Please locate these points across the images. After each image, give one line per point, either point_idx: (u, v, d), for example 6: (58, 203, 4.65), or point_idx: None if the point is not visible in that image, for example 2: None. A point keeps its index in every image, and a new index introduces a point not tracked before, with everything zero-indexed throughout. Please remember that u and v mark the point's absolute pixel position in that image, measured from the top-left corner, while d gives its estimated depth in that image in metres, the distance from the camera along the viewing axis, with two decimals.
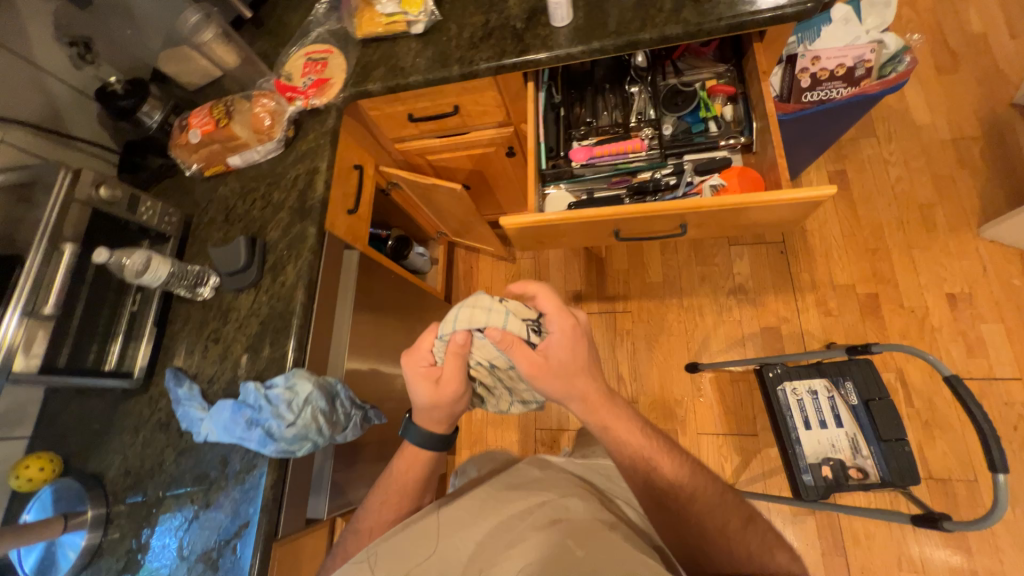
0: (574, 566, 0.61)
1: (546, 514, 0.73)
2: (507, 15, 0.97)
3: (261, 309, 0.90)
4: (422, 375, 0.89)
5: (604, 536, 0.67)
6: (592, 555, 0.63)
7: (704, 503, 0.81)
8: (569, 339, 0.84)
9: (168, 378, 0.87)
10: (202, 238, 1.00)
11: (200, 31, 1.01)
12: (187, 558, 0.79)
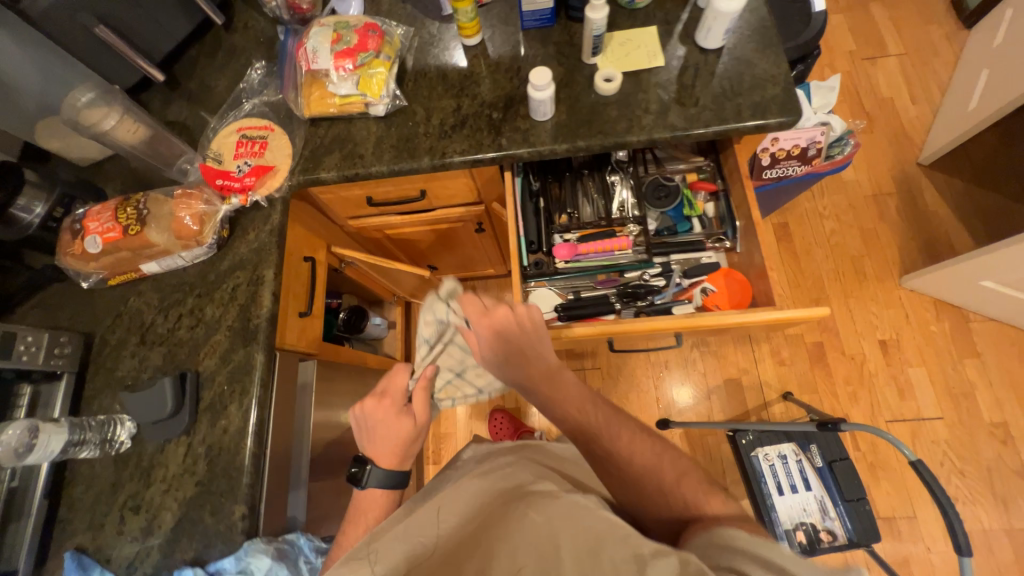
0: (534, 537, 0.64)
1: (531, 502, 0.71)
2: (482, 101, 0.89)
3: (197, 464, 0.73)
4: (392, 412, 0.83)
5: (586, 520, 0.64)
6: (550, 522, 0.65)
7: (649, 454, 0.76)
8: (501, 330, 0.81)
9: (71, 570, 0.68)
10: (109, 368, 0.79)
11: (99, 116, 0.81)
12: None
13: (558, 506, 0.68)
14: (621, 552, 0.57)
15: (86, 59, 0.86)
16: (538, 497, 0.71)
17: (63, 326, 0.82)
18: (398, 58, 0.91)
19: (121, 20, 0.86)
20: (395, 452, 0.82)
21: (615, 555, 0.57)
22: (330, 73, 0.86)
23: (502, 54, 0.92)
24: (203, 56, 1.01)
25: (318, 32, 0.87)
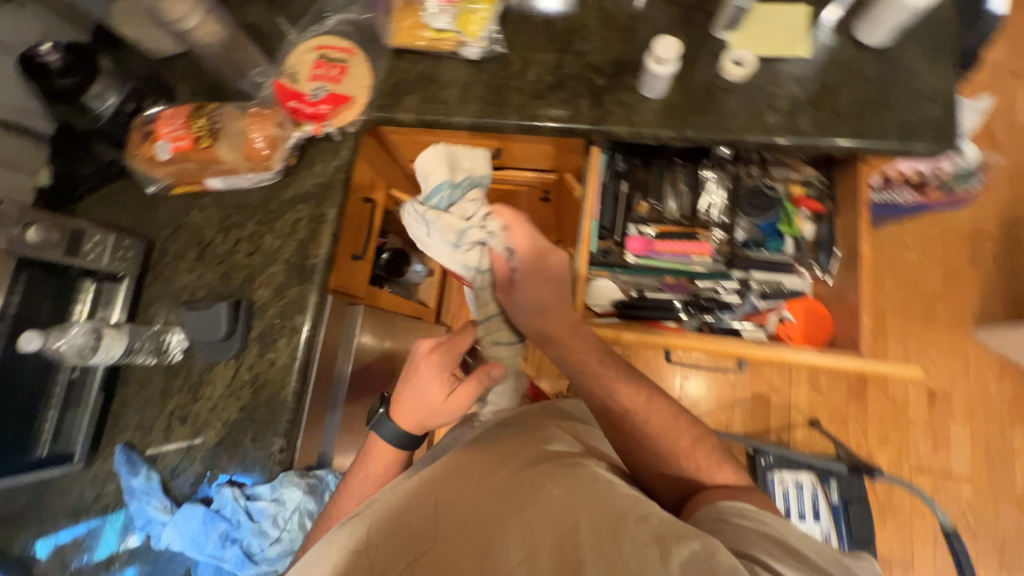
0: (549, 507, 0.58)
1: (543, 466, 0.66)
2: (587, 62, 0.78)
3: (243, 390, 0.74)
4: (436, 372, 0.71)
5: (606, 499, 0.60)
6: (567, 495, 0.60)
7: (660, 421, 0.73)
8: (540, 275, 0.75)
9: (121, 464, 0.72)
10: (166, 278, 0.79)
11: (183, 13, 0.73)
12: None
13: (573, 478, 0.63)
14: (649, 546, 0.53)
15: None
16: (550, 465, 0.66)
17: (125, 225, 0.81)
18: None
19: None
20: (422, 424, 0.72)
21: (636, 539, 0.54)
22: (427, 3, 0.79)
23: (619, 10, 0.80)
24: None
25: None
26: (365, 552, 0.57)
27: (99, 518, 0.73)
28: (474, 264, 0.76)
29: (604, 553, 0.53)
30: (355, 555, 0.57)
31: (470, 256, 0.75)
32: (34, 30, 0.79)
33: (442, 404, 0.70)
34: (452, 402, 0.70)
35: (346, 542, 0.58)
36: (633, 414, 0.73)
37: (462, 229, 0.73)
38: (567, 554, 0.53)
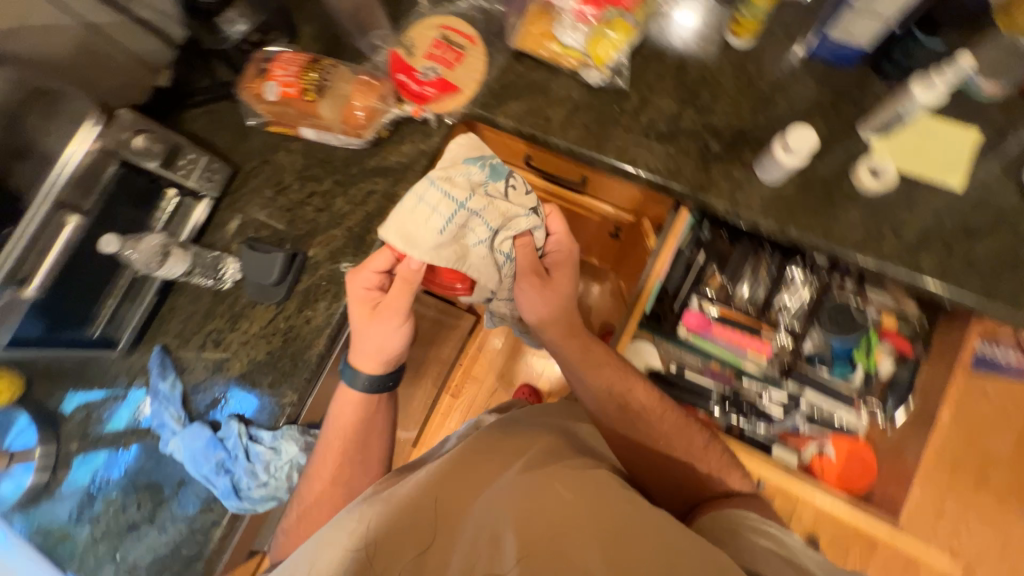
0: (556, 509, 0.57)
1: (544, 460, 0.66)
2: (709, 122, 0.72)
3: (275, 336, 0.78)
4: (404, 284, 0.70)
5: (616, 509, 0.58)
6: (578, 500, 0.59)
7: (668, 430, 0.73)
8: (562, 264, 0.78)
9: (154, 365, 0.77)
10: (240, 208, 0.83)
11: None
12: (117, 560, 0.77)
13: (580, 479, 0.62)
14: (665, 559, 0.52)
15: None
16: (562, 464, 0.65)
17: (219, 145, 0.85)
18: (644, 27, 0.75)
19: None
20: (382, 357, 0.74)
21: (648, 554, 0.53)
22: (565, 16, 0.74)
23: (763, 76, 0.73)
24: None
25: None
26: (367, 547, 0.58)
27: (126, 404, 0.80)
28: (506, 250, 0.73)
29: (614, 558, 0.52)
30: (358, 553, 0.58)
31: (503, 243, 0.72)
32: None
33: (373, 316, 0.71)
34: (381, 317, 0.70)
35: (353, 529, 0.60)
36: (645, 416, 0.74)
37: (503, 213, 0.72)
38: (573, 552, 0.53)
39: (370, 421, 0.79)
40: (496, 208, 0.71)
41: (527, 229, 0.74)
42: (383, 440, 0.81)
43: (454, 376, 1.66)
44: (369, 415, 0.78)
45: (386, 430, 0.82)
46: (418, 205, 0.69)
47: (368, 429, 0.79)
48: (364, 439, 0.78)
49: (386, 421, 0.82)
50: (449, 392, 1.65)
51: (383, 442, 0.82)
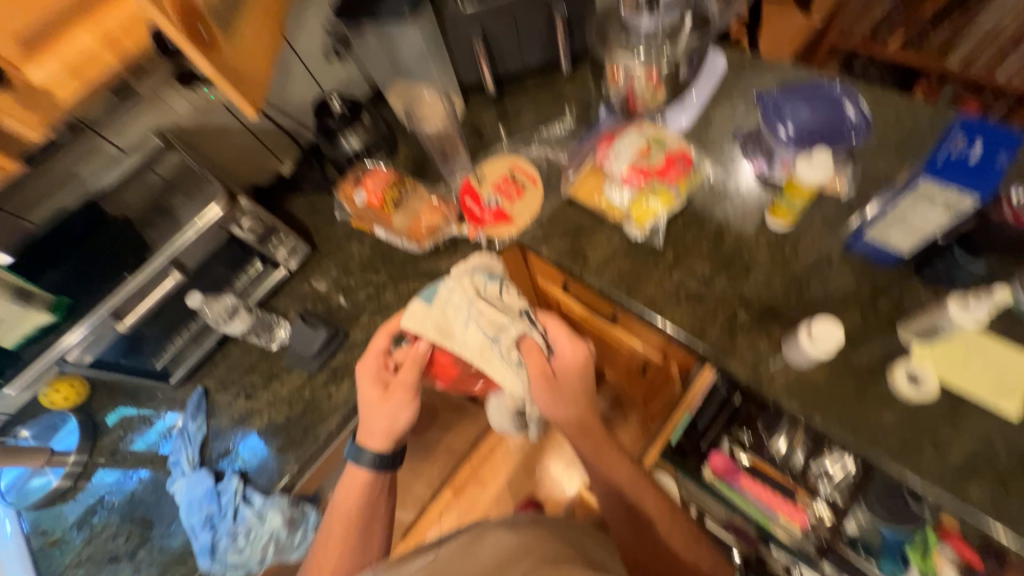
0: None
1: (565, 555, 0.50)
2: (740, 292, 0.75)
3: (298, 401, 0.84)
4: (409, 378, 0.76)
5: None
6: None
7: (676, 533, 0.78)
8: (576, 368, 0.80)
9: (191, 404, 0.86)
10: (307, 281, 0.95)
11: (425, 121, 0.96)
12: None
13: None
14: None
15: (451, 49, 0.98)
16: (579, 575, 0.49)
17: (308, 226, 1.01)
18: (687, 196, 0.82)
19: (495, 38, 0.97)
20: (392, 436, 0.76)
21: None
22: (614, 178, 0.82)
23: (800, 257, 0.75)
24: (533, 85, 1.07)
25: (630, 137, 0.82)
26: None
27: (160, 433, 0.88)
28: (515, 357, 0.77)
29: None
30: None
31: (507, 348, 0.77)
32: (341, 78, 1.08)
33: (384, 397, 0.76)
34: (392, 399, 0.76)
35: None
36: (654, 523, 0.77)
37: (507, 318, 0.77)
38: None
39: (373, 506, 0.77)
40: (500, 315, 0.77)
41: (524, 335, 0.78)
42: (383, 532, 0.78)
43: (459, 473, 1.60)
44: (371, 499, 0.77)
45: (387, 519, 0.79)
46: (428, 310, 0.78)
47: (370, 518, 0.77)
48: (365, 526, 0.76)
49: (390, 506, 0.80)
50: (451, 490, 1.58)
51: (383, 535, 0.79)
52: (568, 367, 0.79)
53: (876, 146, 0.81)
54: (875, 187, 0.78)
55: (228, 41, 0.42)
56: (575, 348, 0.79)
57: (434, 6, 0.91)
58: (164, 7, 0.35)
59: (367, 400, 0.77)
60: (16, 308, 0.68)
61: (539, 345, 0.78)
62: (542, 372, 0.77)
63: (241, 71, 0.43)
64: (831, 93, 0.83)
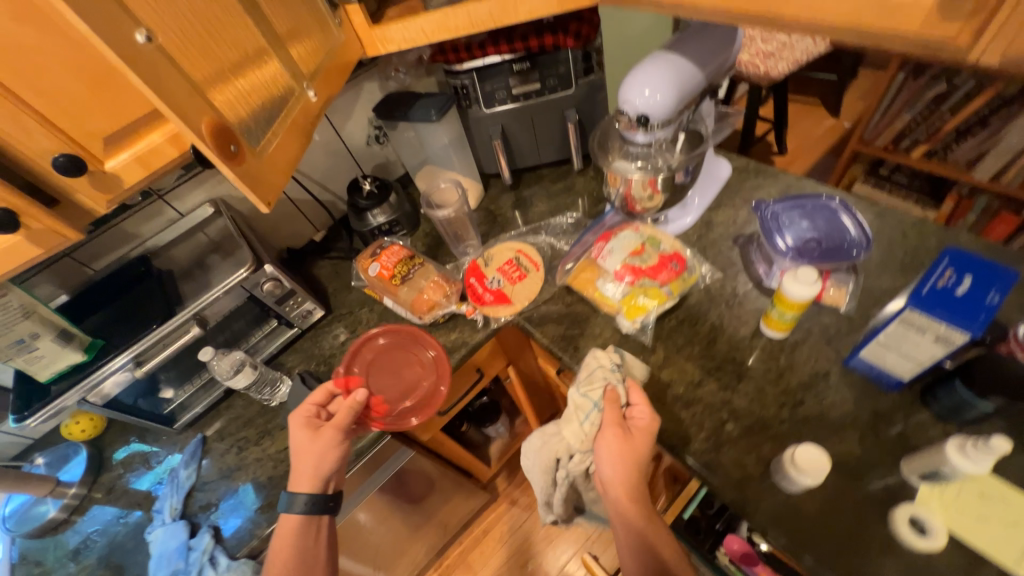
0: None
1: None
2: (729, 401, 0.72)
3: (285, 460, 0.87)
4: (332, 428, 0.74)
5: None
6: None
7: None
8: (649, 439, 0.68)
9: (188, 451, 0.90)
10: (316, 341, 1.02)
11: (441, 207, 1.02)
12: None
13: None
14: None
15: (475, 144, 1.10)
16: None
17: (327, 290, 1.09)
18: (680, 296, 0.83)
19: (513, 138, 1.08)
20: (322, 478, 0.74)
21: None
22: (608, 273, 0.85)
23: (795, 370, 0.73)
24: (547, 178, 1.16)
25: (625, 237, 0.86)
26: None
27: (154, 476, 0.92)
28: (595, 401, 0.70)
29: None
30: None
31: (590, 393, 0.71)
32: (379, 160, 1.23)
33: (314, 437, 0.74)
34: (320, 440, 0.73)
35: None
36: None
37: (599, 363, 0.74)
38: None
39: (311, 554, 0.72)
40: (593, 359, 0.74)
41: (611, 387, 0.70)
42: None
43: (449, 553, 1.52)
44: (307, 544, 0.72)
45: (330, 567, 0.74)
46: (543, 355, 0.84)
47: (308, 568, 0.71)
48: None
49: (330, 552, 0.75)
50: (438, 571, 1.50)
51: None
52: (648, 431, 0.67)
53: (879, 262, 0.80)
54: (877, 304, 0.76)
55: (255, 153, 0.51)
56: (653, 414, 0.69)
57: (460, 110, 1.03)
58: (202, 132, 0.44)
59: (297, 448, 0.74)
60: (57, 346, 0.76)
61: (621, 396, 0.70)
62: (618, 429, 0.67)
63: (262, 176, 0.52)
64: (830, 207, 0.84)
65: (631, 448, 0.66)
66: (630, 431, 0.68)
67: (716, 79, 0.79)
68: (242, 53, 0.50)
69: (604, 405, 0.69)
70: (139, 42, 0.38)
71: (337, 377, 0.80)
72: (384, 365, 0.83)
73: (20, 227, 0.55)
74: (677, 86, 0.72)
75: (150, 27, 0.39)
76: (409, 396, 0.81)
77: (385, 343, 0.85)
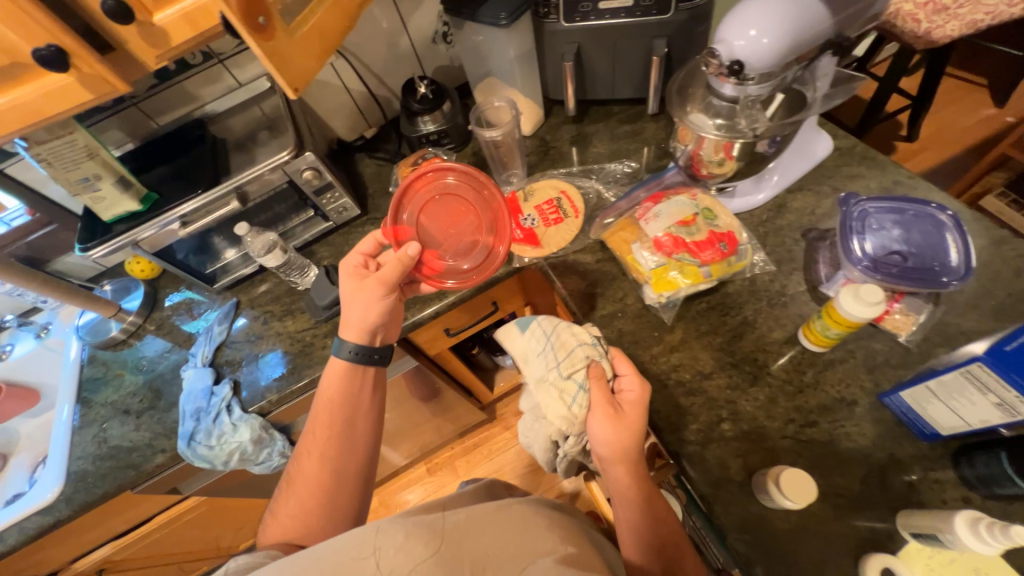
0: None
1: (585, 559, 0.47)
2: (734, 403, 0.68)
3: (302, 340, 0.94)
4: (377, 283, 0.75)
5: None
6: None
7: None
8: (640, 411, 0.66)
9: (223, 311, 1.00)
10: (348, 238, 1.04)
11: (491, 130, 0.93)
12: (95, 427, 0.93)
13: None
14: None
15: (544, 62, 1.00)
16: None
17: (367, 190, 1.10)
18: (719, 281, 0.75)
19: (589, 61, 0.96)
20: (367, 329, 0.77)
21: None
22: (647, 239, 0.77)
23: (821, 388, 0.66)
24: (616, 115, 1.04)
25: (678, 202, 0.77)
26: None
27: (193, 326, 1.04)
28: (579, 382, 0.70)
29: None
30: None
31: (571, 370, 0.71)
32: (442, 62, 1.15)
33: (359, 286, 0.77)
34: (365, 288, 0.76)
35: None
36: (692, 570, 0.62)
37: (579, 340, 0.72)
38: None
39: (356, 399, 0.76)
40: (572, 337, 0.73)
41: (592, 362, 0.70)
42: (371, 426, 0.76)
43: (438, 454, 1.68)
44: (354, 390, 0.76)
45: (375, 414, 0.78)
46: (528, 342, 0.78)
47: (353, 411, 0.75)
48: (349, 419, 0.74)
49: (375, 403, 0.79)
50: (426, 466, 1.67)
51: (371, 436, 0.76)
52: (636, 403, 0.65)
53: (971, 296, 0.68)
54: (946, 345, 0.66)
55: (287, 31, 0.47)
56: (642, 384, 0.68)
57: (536, 19, 0.92)
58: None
59: (346, 293, 0.78)
60: (117, 192, 0.82)
61: (605, 370, 0.69)
62: (603, 402, 0.66)
63: (291, 57, 0.48)
64: (936, 219, 0.70)
65: (622, 423, 0.65)
66: (619, 405, 0.67)
67: (844, 31, 0.63)
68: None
69: (589, 384, 0.69)
70: None
71: (385, 228, 0.77)
72: (434, 214, 0.79)
73: (71, 69, 0.56)
74: (790, 30, 0.59)
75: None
76: (461, 253, 0.81)
77: (453, 184, 0.79)
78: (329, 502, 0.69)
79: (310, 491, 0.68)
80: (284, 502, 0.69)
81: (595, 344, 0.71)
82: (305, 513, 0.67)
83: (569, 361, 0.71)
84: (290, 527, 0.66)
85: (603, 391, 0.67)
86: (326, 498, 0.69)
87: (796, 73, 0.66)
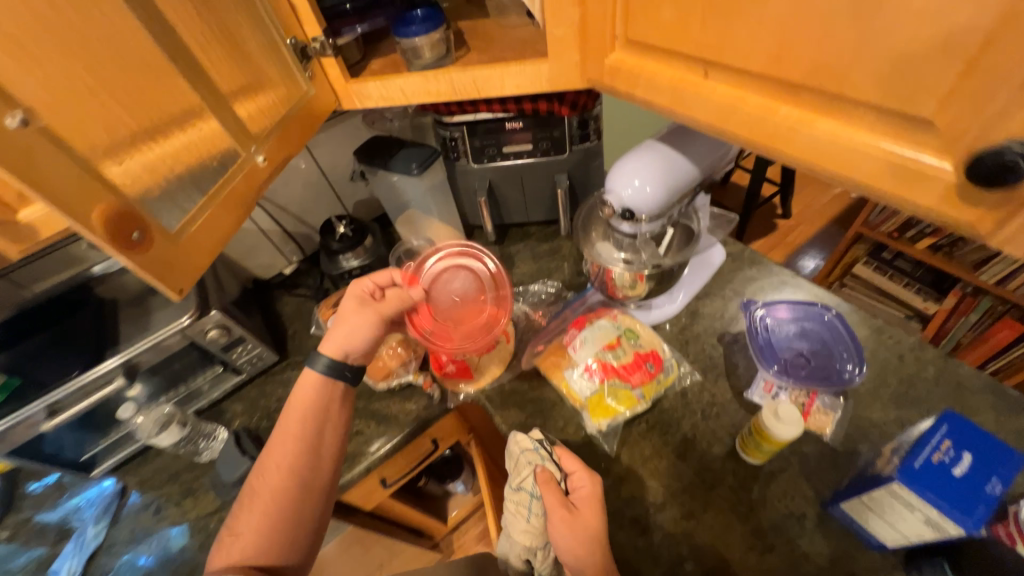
0: None
1: None
2: (693, 538, 0.65)
3: (204, 527, 0.79)
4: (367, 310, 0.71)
5: None
6: None
7: None
8: (593, 507, 0.62)
9: (103, 506, 0.82)
10: (265, 391, 0.95)
11: None
12: None
13: None
14: None
15: (460, 196, 1.05)
16: None
17: (287, 332, 1.03)
18: (654, 399, 0.76)
19: (501, 193, 1.03)
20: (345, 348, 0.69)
21: None
22: (578, 365, 0.77)
23: (771, 505, 0.66)
24: (534, 236, 1.11)
25: (601, 326, 0.80)
26: None
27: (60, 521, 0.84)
28: (530, 489, 0.66)
29: None
30: None
31: (521, 478, 0.67)
32: (362, 196, 1.19)
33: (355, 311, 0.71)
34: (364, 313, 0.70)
35: None
36: None
37: (521, 448, 0.70)
38: None
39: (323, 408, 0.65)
40: (514, 444, 0.71)
41: (539, 465, 0.66)
42: (334, 446, 0.65)
43: None
44: (325, 398, 0.66)
45: (339, 429, 0.66)
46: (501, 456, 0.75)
47: (315, 416, 0.64)
48: (307, 425, 0.63)
49: (346, 415, 0.68)
50: None
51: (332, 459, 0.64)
52: (591, 500, 0.62)
53: (872, 387, 0.74)
54: (865, 440, 0.69)
55: (170, 238, 0.45)
56: (593, 479, 0.65)
57: (447, 162, 0.98)
58: (91, 223, 0.38)
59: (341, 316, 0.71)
60: None
61: (553, 473, 0.65)
62: (556, 507, 0.62)
63: (173, 262, 0.45)
64: (823, 318, 0.78)
65: (580, 524, 0.60)
66: (574, 507, 0.62)
67: (712, 173, 0.73)
68: (146, 118, 0.46)
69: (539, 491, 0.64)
70: (12, 127, 0.33)
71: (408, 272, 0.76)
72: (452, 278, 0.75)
73: None
74: (666, 178, 0.67)
75: (27, 107, 0.35)
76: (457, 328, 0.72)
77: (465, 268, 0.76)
78: (283, 510, 0.58)
79: (271, 503, 0.58)
80: (242, 514, 0.58)
81: (539, 445, 0.69)
82: (267, 521, 0.57)
83: (519, 468, 0.68)
84: (249, 542, 0.55)
85: (553, 493, 0.62)
86: (289, 513, 0.58)
87: (680, 209, 0.73)
